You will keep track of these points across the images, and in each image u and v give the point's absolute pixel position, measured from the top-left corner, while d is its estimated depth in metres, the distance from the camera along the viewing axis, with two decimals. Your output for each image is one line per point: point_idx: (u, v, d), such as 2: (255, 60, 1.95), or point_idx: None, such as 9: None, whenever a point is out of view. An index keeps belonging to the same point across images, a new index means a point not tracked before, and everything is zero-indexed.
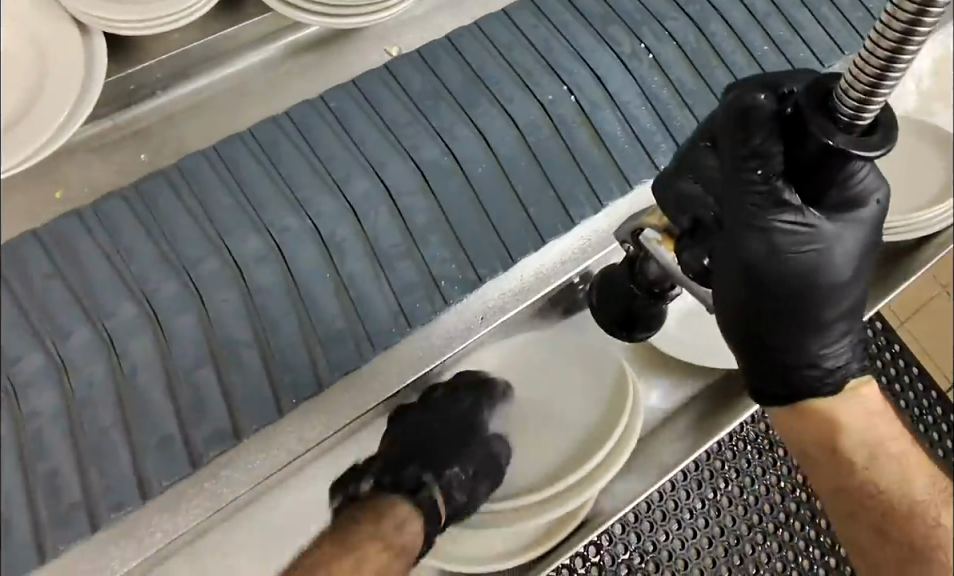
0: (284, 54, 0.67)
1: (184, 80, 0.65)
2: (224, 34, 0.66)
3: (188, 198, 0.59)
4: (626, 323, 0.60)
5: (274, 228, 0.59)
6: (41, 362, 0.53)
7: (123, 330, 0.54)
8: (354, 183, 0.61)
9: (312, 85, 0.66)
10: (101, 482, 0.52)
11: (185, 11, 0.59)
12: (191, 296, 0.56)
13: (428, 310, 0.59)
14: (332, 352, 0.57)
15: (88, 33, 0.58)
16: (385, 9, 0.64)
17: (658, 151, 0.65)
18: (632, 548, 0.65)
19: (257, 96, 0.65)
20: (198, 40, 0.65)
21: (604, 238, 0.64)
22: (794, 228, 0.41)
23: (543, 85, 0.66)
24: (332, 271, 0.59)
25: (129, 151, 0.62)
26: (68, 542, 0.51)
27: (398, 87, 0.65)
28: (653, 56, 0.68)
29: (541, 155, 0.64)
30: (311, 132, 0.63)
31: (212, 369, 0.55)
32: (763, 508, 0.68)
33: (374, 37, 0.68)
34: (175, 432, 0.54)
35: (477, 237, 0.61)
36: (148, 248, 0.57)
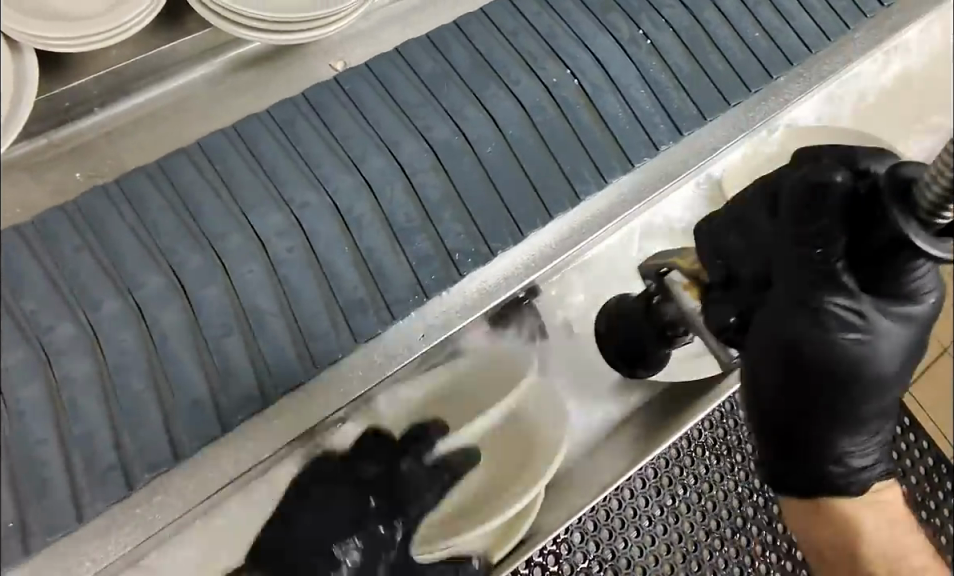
0: (221, 72, 0.68)
1: (124, 94, 0.65)
2: (165, 49, 0.67)
3: (209, 173, 0.60)
4: (631, 358, 0.67)
5: (295, 204, 0.60)
6: (74, 328, 0.52)
7: (153, 301, 0.55)
8: (369, 161, 0.62)
9: (256, 100, 0.67)
10: (135, 447, 0.53)
11: (129, 24, 0.61)
12: (215, 267, 0.57)
13: (443, 279, 0.62)
14: (353, 319, 0.60)
15: (18, 50, 0.56)
16: (335, 21, 0.66)
17: (657, 131, 0.69)
18: (591, 556, 0.65)
19: (198, 113, 0.66)
20: (131, 59, 0.65)
21: (548, 254, 0.67)
22: (845, 316, 0.45)
23: (547, 69, 0.69)
24: (350, 241, 0.61)
25: (64, 169, 0.61)
26: (106, 499, 0.53)
27: (408, 68, 0.67)
28: (651, 41, 0.72)
29: (549, 135, 0.67)
30: (327, 112, 0.64)
31: (239, 337, 0.57)
32: (721, 514, 0.70)
33: (322, 52, 0.70)
34: (206, 396, 0.56)
35: (490, 211, 0.64)
36: (174, 219, 0.57)
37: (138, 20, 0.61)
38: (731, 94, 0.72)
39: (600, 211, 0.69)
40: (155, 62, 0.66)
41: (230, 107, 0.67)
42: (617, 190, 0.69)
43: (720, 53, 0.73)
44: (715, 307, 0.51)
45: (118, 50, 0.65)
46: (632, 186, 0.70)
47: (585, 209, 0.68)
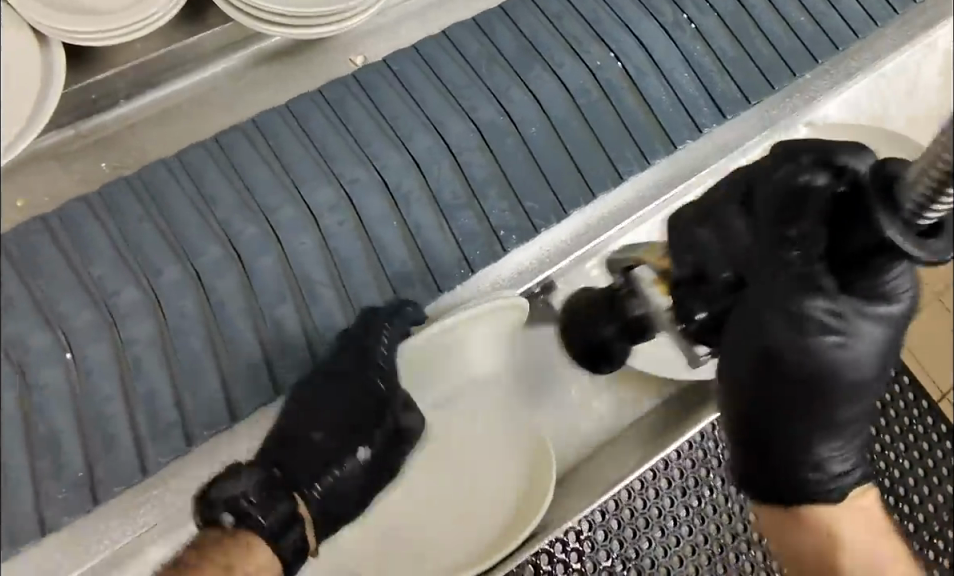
0: (245, 66, 0.69)
1: (149, 88, 0.66)
2: (190, 43, 0.67)
3: (262, 148, 0.63)
4: (598, 355, 0.66)
5: (345, 179, 0.62)
6: (138, 294, 0.56)
7: (211, 268, 0.58)
8: (416, 140, 0.65)
9: (277, 96, 0.68)
10: (194, 407, 0.56)
11: (155, 16, 0.61)
12: (268, 237, 0.60)
13: (488, 257, 0.64)
14: (402, 292, 0.62)
15: (47, 44, 0.58)
16: (349, 17, 0.66)
17: (701, 113, 0.71)
18: (615, 554, 0.65)
19: (221, 105, 0.67)
20: (153, 53, 0.66)
21: (565, 248, 0.67)
22: (827, 321, 0.44)
23: (591, 52, 0.70)
24: (398, 220, 0.63)
25: (90, 160, 0.63)
26: (165, 456, 0.55)
27: (455, 51, 0.69)
28: (695, 26, 0.74)
29: (593, 118, 0.68)
30: (375, 91, 0.67)
31: (291, 305, 0.59)
32: (750, 518, 0.69)
33: (342, 47, 0.71)
34: (260, 361, 0.58)
35: (536, 192, 0.65)
36: (230, 192, 0.61)
37: (166, 10, 0.62)
38: (775, 78, 0.73)
39: (622, 204, 0.68)
40: (182, 56, 0.67)
41: (252, 101, 0.68)
42: (638, 185, 0.69)
43: (760, 31, 0.75)
44: (684, 304, 0.51)
45: (143, 42, 0.66)
46: (654, 182, 0.69)
47: (608, 201, 0.68)
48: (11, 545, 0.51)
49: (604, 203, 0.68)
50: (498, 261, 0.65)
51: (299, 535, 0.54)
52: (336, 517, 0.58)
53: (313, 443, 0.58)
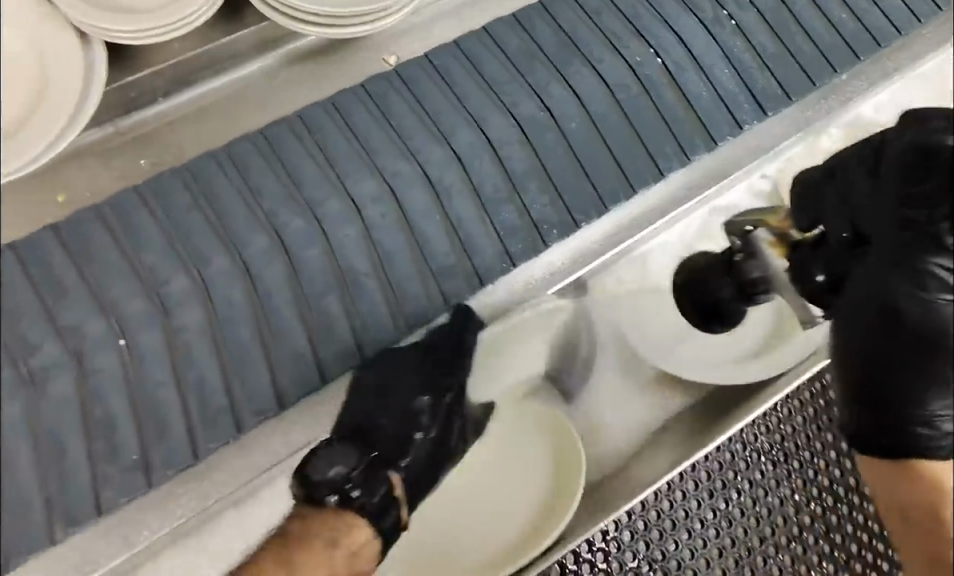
0: (280, 64, 0.70)
1: (186, 86, 0.67)
2: (225, 41, 0.67)
3: (308, 142, 0.64)
4: (710, 312, 0.68)
5: (387, 173, 0.64)
6: (188, 283, 0.58)
7: (260, 257, 0.60)
8: (458, 135, 0.66)
9: (314, 93, 0.69)
10: (244, 392, 0.58)
11: (192, 16, 0.61)
12: (313, 229, 0.61)
13: (529, 251, 0.65)
14: (445, 284, 0.63)
15: (88, 41, 0.60)
16: (385, 17, 0.66)
17: (741, 110, 0.71)
18: (641, 555, 0.63)
19: (256, 103, 0.68)
20: (191, 53, 0.66)
21: (597, 251, 0.68)
22: (945, 277, 0.47)
23: (631, 48, 0.71)
24: (441, 214, 0.64)
25: (128, 157, 0.65)
26: (217, 440, 0.57)
27: (497, 49, 0.70)
28: (735, 22, 0.74)
29: (632, 113, 0.69)
30: (417, 86, 0.68)
31: (336, 295, 0.61)
32: (777, 521, 0.66)
33: (375, 47, 0.71)
34: (307, 350, 0.60)
35: (576, 188, 0.66)
36: (276, 185, 0.62)
37: (202, 12, 0.62)
38: (816, 74, 0.73)
39: (650, 208, 0.69)
40: (220, 55, 0.68)
41: (289, 99, 0.69)
42: (667, 189, 0.70)
43: (800, 27, 0.74)
44: (804, 266, 0.52)
45: (181, 41, 0.66)
46: (682, 186, 0.70)
47: (637, 205, 0.69)
48: (66, 523, 0.53)
49: (633, 206, 0.69)
50: (531, 260, 0.66)
51: (393, 517, 0.59)
52: (415, 501, 0.62)
53: (384, 419, 0.62)
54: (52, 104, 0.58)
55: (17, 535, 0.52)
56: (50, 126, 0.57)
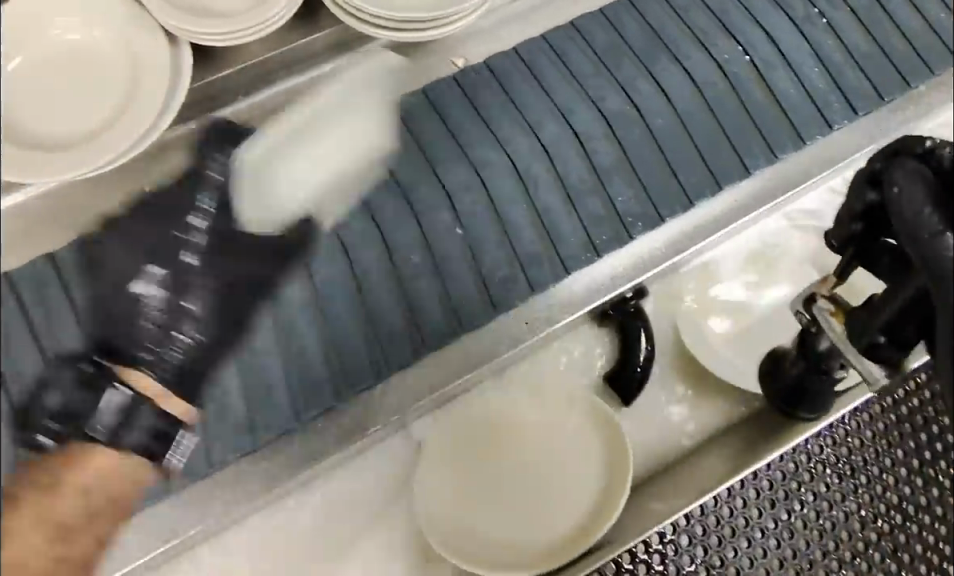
0: None
1: (265, 85, 0.70)
2: (302, 44, 0.71)
3: (404, 131, 0.66)
4: (793, 392, 0.63)
5: (478, 162, 0.65)
6: (294, 260, 0.61)
7: (356, 241, 0.62)
8: (545, 127, 0.66)
9: None
10: (342, 364, 0.61)
11: (274, 18, 0.64)
12: (408, 216, 0.63)
13: (615, 243, 0.65)
14: (532, 272, 0.63)
15: (177, 46, 0.64)
16: (459, 19, 0.68)
17: (831, 108, 0.70)
18: (698, 561, 0.61)
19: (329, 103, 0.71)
20: (272, 53, 0.71)
21: (657, 259, 0.66)
22: None
23: (719, 45, 0.70)
24: (528, 203, 0.65)
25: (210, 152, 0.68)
26: (315, 407, 0.60)
27: (584, 44, 0.71)
28: (826, 20, 0.72)
29: (719, 111, 0.68)
30: (508, 79, 0.69)
31: (432, 278, 0.62)
32: (841, 535, 0.62)
33: (446, 50, 0.73)
34: (402, 327, 0.61)
35: (660, 183, 0.66)
36: (374, 168, 0.64)
37: (282, 14, 0.64)
38: (909, 72, 0.72)
39: (720, 215, 0.68)
40: (292, 57, 0.71)
41: (357, 96, 0.71)
42: (737, 197, 0.69)
43: (897, 27, 0.72)
44: (876, 351, 0.46)
45: (258, 44, 0.71)
46: (752, 194, 0.69)
47: (704, 211, 0.68)
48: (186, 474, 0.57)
49: (710, 207, 0.68)
50: (593, 263, 0.65)
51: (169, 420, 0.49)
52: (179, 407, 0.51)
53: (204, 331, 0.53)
54: (138, 108, 0.61)
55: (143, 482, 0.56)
56: (133, 129, 0.61)
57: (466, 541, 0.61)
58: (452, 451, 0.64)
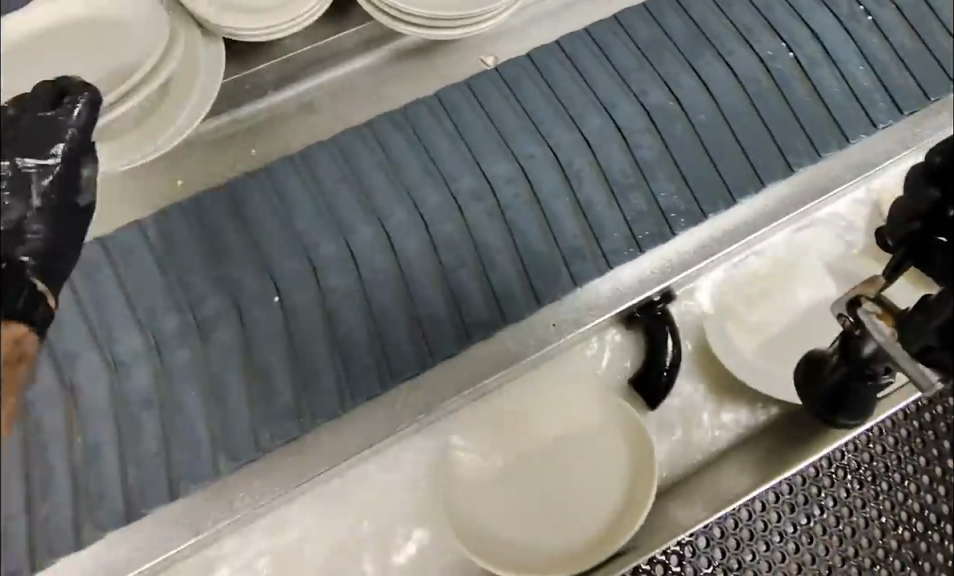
0: (386, 60, 0.72)
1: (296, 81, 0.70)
2: (332, 40, 0.71)
3: (446, 124, 0.66)
4: (832, 399, 0.61)
5: (521, 154, 0.64)
6: (336, 250, 0.60)
7: (399, 231, 0.61)
8: (588, 120, 0.65)
9: (411, 90, 0.71)
10: (385, 353, 0.59)
11: (310, 12, 0.65)
12: (451, 207, 0.62)
13: (658, 238, 0.64)
14: (575, 267, 0.62)
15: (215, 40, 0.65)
16: (490, 18, 0.68)
17: (875, 107, 0.69)
18: (716, 563, 0.63)
19: (363, 97, 0.70)
20: (310, 45, 0.71)
21: (685, 261, 0.65)
22: None
23: (763, 41, 0.69)
24: (570, 197, 0.64)
25: (242, 146, 0.68)
26: (365, 395, 0.59)
27: (626, 37, 0.70)
28: (872, 18, 0.71)
29: (762, 108, 0.67)
30: (551, 74, 0.68)
31: (473, 270, 0.61)
32: (861, 542, 0.65)
33: (474, 48, 0.72)
34: (444, 318, 0.60)
35: (703, 179, 0.65)
36: (416, 161, 0.64)
37: (318, 7, 0.65)
38: None
39: (749, 220, 0.67)
40: (324, 52, 0.71)
41: (386, 94, 0.71)
42: (766, 202, 0.67)
43: (942, 25, 0.71)
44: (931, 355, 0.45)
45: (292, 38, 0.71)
46: (780, 198, 0.68)
47: (734, 215, 0.67)
48: (231, 458, 0.56)
49: (740, 211, 0.67)
50: (619, 267, 0.64)
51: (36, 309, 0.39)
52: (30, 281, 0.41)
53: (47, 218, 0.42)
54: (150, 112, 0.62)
55: (186, 469, 0.55)
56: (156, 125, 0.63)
57: (484, 535, 0.61)
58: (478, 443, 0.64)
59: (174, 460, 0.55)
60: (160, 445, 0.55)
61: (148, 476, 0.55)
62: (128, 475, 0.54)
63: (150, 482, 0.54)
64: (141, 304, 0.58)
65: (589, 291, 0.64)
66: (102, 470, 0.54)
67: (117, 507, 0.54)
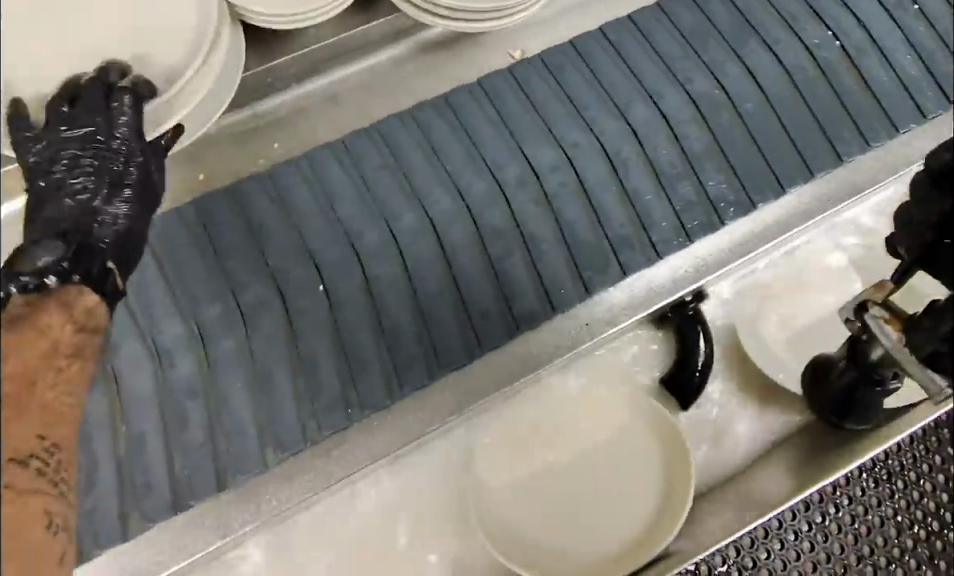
0: (412, 52, 0.70)
1: (316, 75, 0.69)
2: (358, 32, 0.69)
3: (489, 110, 0.65)
4: (841, 407, 0.61)
5: (566, 142, 0.64)
6: (379, 238, 0.60)
7: (444, 219, 0.61)
8: (634, 108, 0.65)
9: (433, 85, 0.69)
10: (430, 342, 0.58)
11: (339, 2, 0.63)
12: (497, 195, 0.62)
13: (707, 226, 0.63)
14: (624, 256, 0.61)
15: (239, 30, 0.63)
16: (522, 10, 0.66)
17: (924, 97, 0.68)
18: (730, 561, 0.60)
19: (383, 93, 0.69)
20: (332, 39, 0.69)
21: (720, 258, 0.63)
22: None
23: (808, 30, 0.68)
24: (617, 185, 0.63)
25: (266, 141, 0.67)
26: (412, 385, 0.58)
27: (668, 22, 0.69)
28: (919, 7, 0.71)
29: (809, 96, 0.66)
30: (594, 59, 0.68)
31: (521, 259, 0.60)
32: (876, 541, 0.62)
33: (500, 42, 0.71)
34: (491, 308, 0.59)
35: (753, 168, 0.64)
36: (460, 150, 0.63)
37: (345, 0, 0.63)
38: None
39: (785, 216, 0.65)
40: (352, 43, 0.69)
41: (410, 90, 0.69)
42: (802, 199, 0.65)
43: None
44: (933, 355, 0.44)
45: (314, 29, 0.69)
46: (816, 194, 0.66)
47: (771, 212, 0.65)
48: (279, 449, 0.55)
49: (771, 210, 0.65)
50: (650, 267, 0.62)
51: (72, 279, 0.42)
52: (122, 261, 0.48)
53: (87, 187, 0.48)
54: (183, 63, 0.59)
55: (233, 460, 0.55)
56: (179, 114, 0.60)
57: (509, 537, 0.59)
58: (504, 441, 0.62)
59: (220, 450, 0.55)
60: (205, 435, 0.55)
61: (194, 466, 0.54)
62: (173, 463, 0.54)
63: (196, 471, 0.54)
64: (184, 293, 0.58)
65: (620, 291, 0.63)
66: (146, 459, 0.54)
67: (162, 497, 0.54)
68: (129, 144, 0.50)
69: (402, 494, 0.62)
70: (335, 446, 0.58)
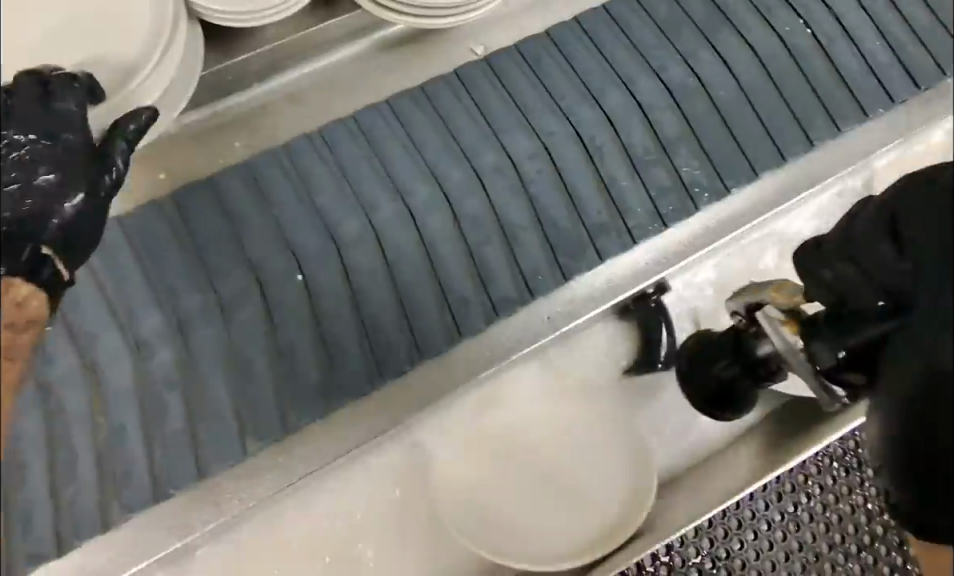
0: (369, 50, 0.70)
1: (279, 71, 0.69)
2: (317, 29, 0.69)
3: (465, 99, 0.66)
4: (718, 397, 0.62)
5: (543, 131, 0.65)
6: (359, 226, 0.61)
7: (423, 207, 0.62)
8: (608, 95, 0.66)
9: (398, 83, 0.69)
10: (410, 329, 0.59)
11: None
12: (475, 184, 0.63)
13: (681, 213, 0.64)
14: (600, 243, 0.63)
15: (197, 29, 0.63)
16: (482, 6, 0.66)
17: (893, 83, 0.69)
18: (704, 552, 0.61)
19: (347, 87, 0.69)
20: (297, 35, 0.69)
21: (683, 248, 0.64)
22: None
23: (780, 18, 0.69)
24: (594, 173, 0.64)
25: (222, 140, 0.67)
26: (393, 372, 0.59)
27: (642, 10, 0.70)
28: None
29: (781, 82, 0.67)
30: (568, 47, 0.68)
31: (499, 247, 0.62)
32: (847, 529, 0.63)
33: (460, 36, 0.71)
34: (470, 295, 0.60)
35: (726, 154, 0.65)
36: (438, 139, 0.64)
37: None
38: None
39: (751, 203, 0.66)
40: (318, 38, 0.69)
41: (379, 85, 0.69)
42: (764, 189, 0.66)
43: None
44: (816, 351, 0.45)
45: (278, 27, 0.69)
46: (782, 185, 0.66)
47: (734, 201, 0.65)
48: (258, 440, 0.57)
49: (733, 201, 0.65)
50: (614, 258, 0.63)
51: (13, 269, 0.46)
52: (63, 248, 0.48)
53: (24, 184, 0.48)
54: (135, 61, 0.58)
55: (217, 450, 0.56)
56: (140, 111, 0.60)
57: (490, 534, 0.60)
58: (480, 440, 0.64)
59: (200, 439, 0.56)
60: (186, 426, 0.56)
61: (176, 456, 0.55)
62: (153, 455, 0.55)
63: (177, 461, 0.55)
64: (163, 284, 0.58)
65: (584, 283, 0.63)
66: (126, 452, 0.54)
67: (143, 488, 0.54)
68: (72, 143, 0.50)
69: (378, 483, 0.62)
70: (320, 434, 0.59)
